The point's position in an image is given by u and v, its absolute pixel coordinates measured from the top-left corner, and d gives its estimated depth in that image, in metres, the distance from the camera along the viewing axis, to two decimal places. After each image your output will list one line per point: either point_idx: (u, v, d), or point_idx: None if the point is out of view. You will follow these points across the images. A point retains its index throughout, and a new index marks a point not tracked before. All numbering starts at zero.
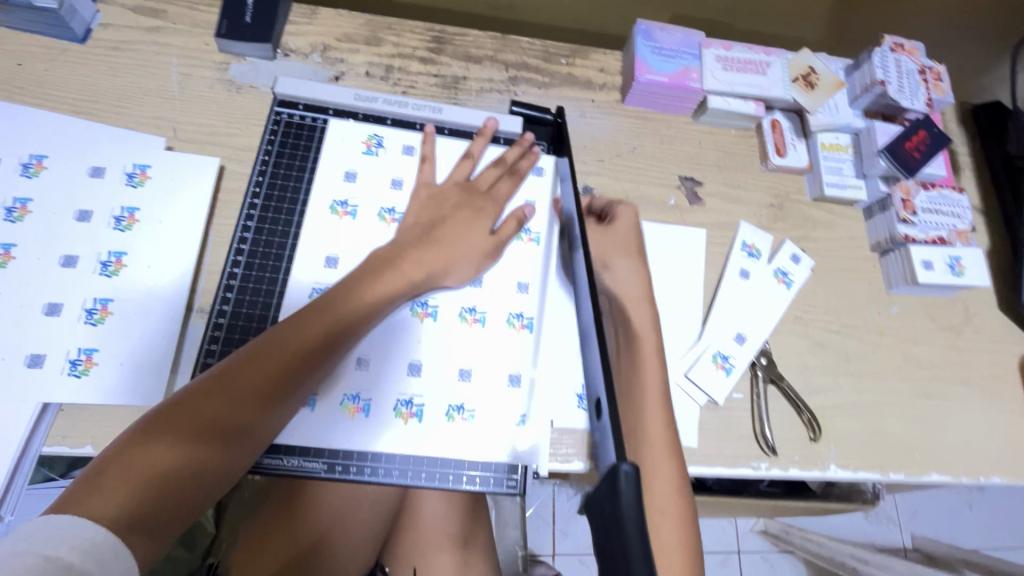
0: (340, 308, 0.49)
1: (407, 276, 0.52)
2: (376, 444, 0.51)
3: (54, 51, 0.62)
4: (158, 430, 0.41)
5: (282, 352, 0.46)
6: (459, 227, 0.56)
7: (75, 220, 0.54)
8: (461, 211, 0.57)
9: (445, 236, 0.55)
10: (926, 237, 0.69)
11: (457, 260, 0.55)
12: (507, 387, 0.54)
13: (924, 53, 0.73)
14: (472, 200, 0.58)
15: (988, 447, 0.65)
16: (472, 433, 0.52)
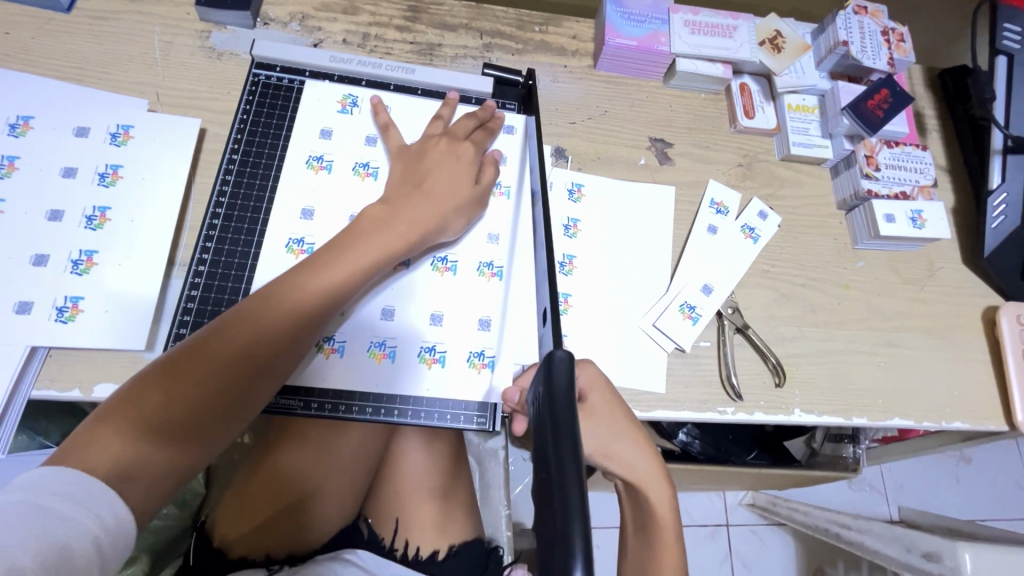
0: (316, 277, 0.50)
1: (382, 240, 0.53)
2: (352, 382, 0.54)
3: (41, 20, 0.64)
4: (136, 402, 0.42)
5: (258, 323, 0.47)
6: (433, 190, 0.57)
7: (61, 177, 0.56)
8: (436, 172, 0.58)
9: (418, 198, 0.56)
10: (888, 192, 0.71)
11: (432, 223, 0.56)
12: (477, 329, 0.57)
13: (887, 16, 0.75)
14: (446, 160, 0.59)
15: (948, 393, 0.67)
16: (444, 373, 0.55)
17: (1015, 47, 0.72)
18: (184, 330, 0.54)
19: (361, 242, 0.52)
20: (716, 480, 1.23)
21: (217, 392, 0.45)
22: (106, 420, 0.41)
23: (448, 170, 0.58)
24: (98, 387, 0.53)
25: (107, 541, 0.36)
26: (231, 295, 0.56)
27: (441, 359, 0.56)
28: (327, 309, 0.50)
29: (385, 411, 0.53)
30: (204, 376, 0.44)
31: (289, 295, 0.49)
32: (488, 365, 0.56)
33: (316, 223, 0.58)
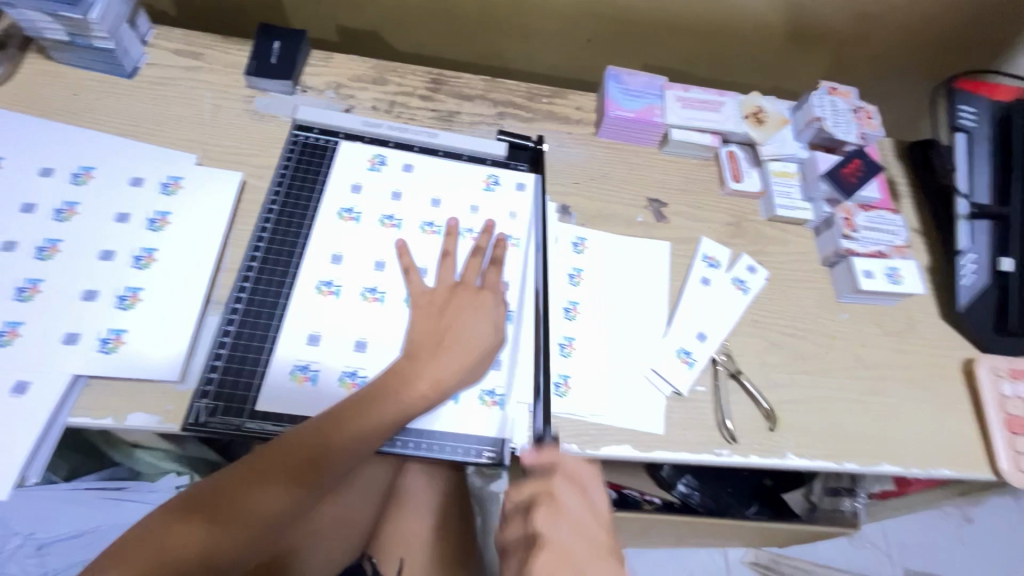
0: (360, 414, 0.54)
1: (408, 396, 0.56)
2: None
3: (107, 84, 0.73)
4: (193, 504, 0.49)
5: (294, 459, 0.52)
6: (457, 335, 0.60)
7: (115, 222, 0.62)
8: (460, 316, 0.61)
9: (444, 348, 0.59)
10: (866, 251, 0.77)
11: (449, 371, 0.58)
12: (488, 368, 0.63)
13: (856, 96, 0.85)
14: (467, 303, 0.62)
15: (933, 441, 0.71)
16: (457, 410, 0.60)
17: (971, 125, 0.81)
18: (218, 362, 0.59)
19: (393, 399, 0.55)
20: (716, 533, 1.22)
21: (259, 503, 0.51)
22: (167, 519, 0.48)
23: (472, 316, 0.61)
24: (131, 416, 0.56)
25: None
26: (264, 330, 0.60)
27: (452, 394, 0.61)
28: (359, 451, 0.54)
29: (400, 443, 0.59)
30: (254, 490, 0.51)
31: (322, 437, 0.53)
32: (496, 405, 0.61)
33: (344, 267, 0.64)
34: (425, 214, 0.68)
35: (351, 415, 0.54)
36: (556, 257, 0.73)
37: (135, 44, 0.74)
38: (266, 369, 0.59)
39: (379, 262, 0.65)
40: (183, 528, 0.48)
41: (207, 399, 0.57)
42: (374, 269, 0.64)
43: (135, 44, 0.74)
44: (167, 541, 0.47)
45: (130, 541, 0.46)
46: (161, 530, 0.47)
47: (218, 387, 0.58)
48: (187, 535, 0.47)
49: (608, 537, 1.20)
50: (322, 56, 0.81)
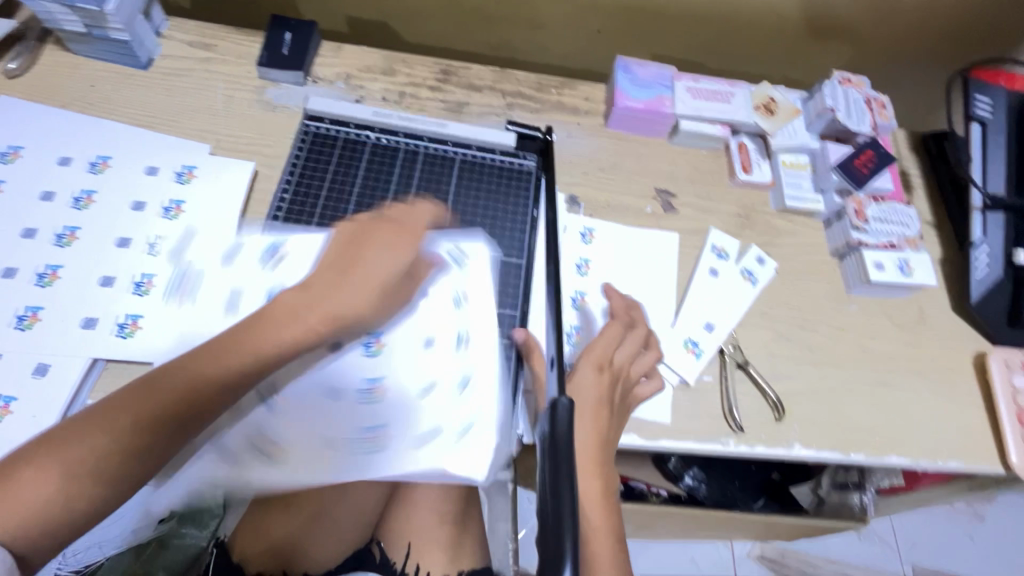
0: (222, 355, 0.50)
1: (292, 325, 0.52)
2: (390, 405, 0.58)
3: (122, 75, 0.74)
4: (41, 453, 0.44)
5: (159, 397, 0.48)
6: (348, 280, 0.55)
7: (131, 210, 0.63)
8: (367, 252, 0.56)
9: (337, 280, 0.54)
10: (877, 243, 0.76)
11: (358, 302, 0.54)
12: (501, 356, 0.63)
13: (869, 86, 0.84)
14: (382, 239, 0.57)
15: (943, 434, 0.70)
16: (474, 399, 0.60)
17: (987, 115, 0.80)
18: None
19: (262, 332, 0.52)
20: (723, 526, 1.22)
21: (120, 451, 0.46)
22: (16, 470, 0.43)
23: (381, 257, 0.56)
24: None
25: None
26: None
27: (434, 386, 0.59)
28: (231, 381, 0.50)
29: None
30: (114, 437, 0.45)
31: (193, 370, 0.49)
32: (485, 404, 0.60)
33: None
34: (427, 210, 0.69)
35: (226, 347, 0.51)
36: (564, 247, 0.73)
37: (150, 36, 0.75)
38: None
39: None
40: (33, 478, 0.43)
41: None
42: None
43: (149, 36, 0.75)
44: (24, 485, 0.42)
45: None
46: (15, 473, 0.43)
47: None
48: (45, 478, 0.43)
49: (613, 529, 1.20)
50: (333, 47, 0.82)
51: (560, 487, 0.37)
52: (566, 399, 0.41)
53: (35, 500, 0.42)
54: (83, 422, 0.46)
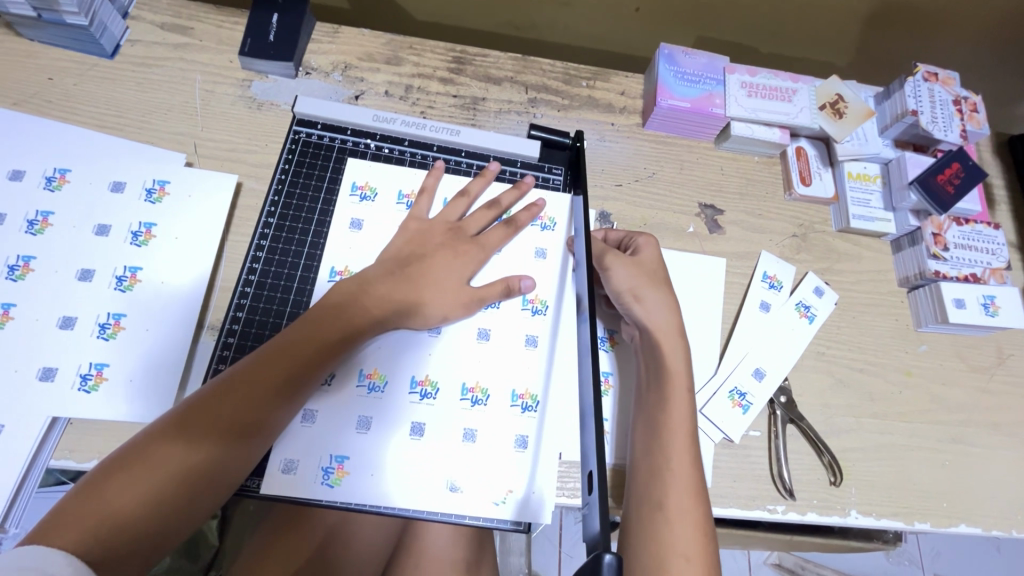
0: (340, 315, 0.50)
1: (372, 314, 0.51)
2: (385, 461, 0.50)
3: (84, 66, 0.64)
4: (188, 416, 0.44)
5: (284, 360, 0.47)
6: (422, 282, 0.54)
7: (94, 235, 0.55)
8: (437, 254, 0.56)
9: (407, 281, 0.53)
10: (957, 274, 0.66)
11: (429, 300, 0.53)
12: (515, 409, 0.53)
13: (959, 83, 0.70)
14: (453, 244, 0.56)
15: (1019, 499, 0.62)
16: (483, 460, 0.51)
17: None
18: None
19: (353, 303, 0.51)
20: (744, 541, 1.17)
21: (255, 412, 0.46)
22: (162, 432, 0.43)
23: (450, 255, 0.56)
24: None
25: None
26: None
27: (478, 400, 0.53)
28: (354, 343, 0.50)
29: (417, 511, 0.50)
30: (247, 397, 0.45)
31: (313, 333, 0.49)
32: (520, 446, 0.52)
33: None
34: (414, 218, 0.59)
35: (323, 316, 0.50)
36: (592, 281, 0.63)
37: (115, 19, 0.64)
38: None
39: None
40: (179, 442, 0.43)
41: None
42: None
43: (114, 19, 0.64)
44: (159, 453, 0.42)
45: (113, 462, 0.41)
46: (152, 440, 0.42)
47: None
48: (182, 442, 0.43)
49: None
50: (329, 30, 0.70)
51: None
52: (614, 555, 0.30)
53: (180, 467, 0.42)
54: (223, 385, 0.45)
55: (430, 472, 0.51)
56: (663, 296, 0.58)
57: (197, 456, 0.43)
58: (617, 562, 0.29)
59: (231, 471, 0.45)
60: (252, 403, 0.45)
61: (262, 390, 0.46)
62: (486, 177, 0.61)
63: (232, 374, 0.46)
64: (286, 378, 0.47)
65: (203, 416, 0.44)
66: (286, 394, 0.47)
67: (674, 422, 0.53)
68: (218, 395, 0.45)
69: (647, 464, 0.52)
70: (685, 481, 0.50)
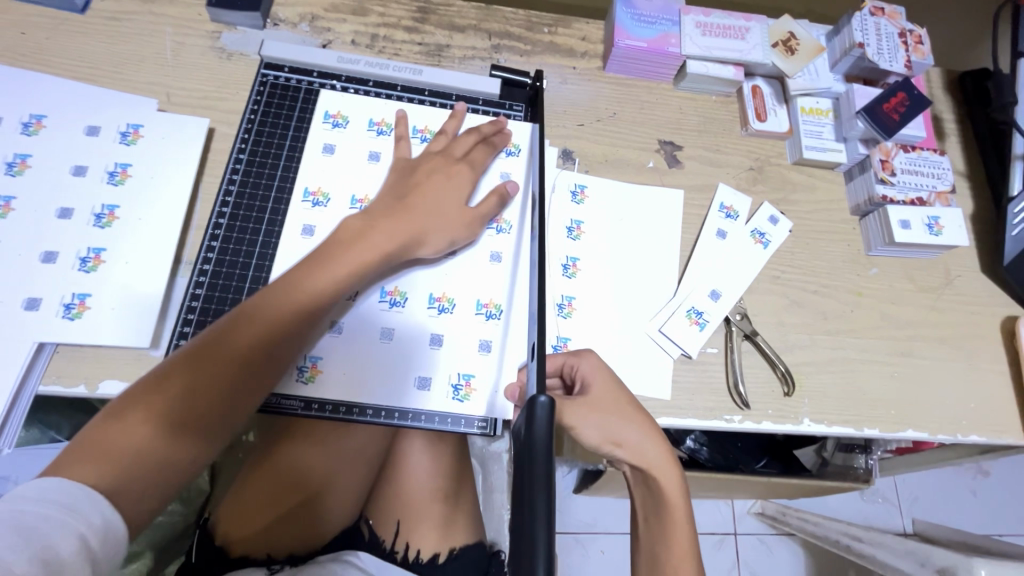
0: (301, 284, 0.49)
1: (372, 251, 0.52)
2: (358, 365, 0.54)
3: (56, 21, 0.65)
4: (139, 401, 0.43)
5: (237, 338, 0.47)
6: (421, 211, 0.56)
7: (71, 176, 0.57)
8: (432, 183, 0.58)
9: (407, 211, 0.55)
10: (904, 198, 0.69)
11: (434, 229, 0.56)
12: (480, 319, 0.57)
13: (904, 17, 0.73)
14: (444, 169, 0.59)
15: (964, 406, 0.66)
16: (450, 365, 0.55)
17: None
18: (188, 328, 0.54)
19: (321, 268, 0.50)
20: (724, 486, 1.21)
21: (208, 391, 0.45)
22: (113, 420, 0.42)
23: (445, 184, 0.58)
24: (104, 384, 0.53)
25: (96, 542, 0.36)
26: (236, 294, 0.56)
27: (445, 308, 0.57)
28: (322, 312, 0.50)
29: (385, 414, 0.53)
30: (199, 376, 0.45)
31: (271, 306, 0.48)
32: (484, 348, 0.56)
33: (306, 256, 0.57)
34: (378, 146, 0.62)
35: (288, 285, 0.49)
36: (554, 209, 0.66)
37: None
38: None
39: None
40: (130, 427, 0.42)
41: None
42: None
43: None
44: (123, 434, 0.42)
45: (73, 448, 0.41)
46: (104, 425, 0.42)
47: None
48: (146, 424, 0.42)
49: (614, 493, 1.18)
50: None
51: (533, 531, 0.32)
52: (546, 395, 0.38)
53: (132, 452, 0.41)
54: (173, 366, 0.45)
55: (401, 375, 0.54)
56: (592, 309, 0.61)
57: (163, 437, 0.43)
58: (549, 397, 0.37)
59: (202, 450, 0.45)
60: (215, 381, 0.45)
61: (215, 368, 0.45)
62: (457, 116, 0.63)
63: (183, 355, 0.45)
64: (241, 353, 0.46)
65: (154, 401, 0.43)
66: (251, 370, 0.47)
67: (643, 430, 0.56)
68: (168, 378, 0.44)
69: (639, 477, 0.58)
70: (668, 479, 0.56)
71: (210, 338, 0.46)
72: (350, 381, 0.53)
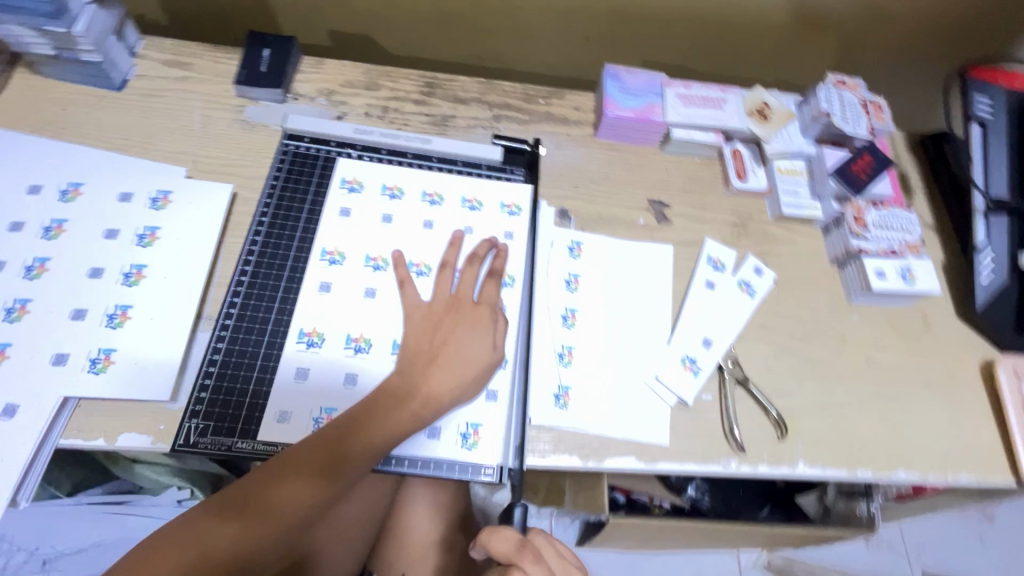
0: (380, 405, 0.55)
1: (414, 412, 0.55)
2: None
3: (95, 98, 0.72)
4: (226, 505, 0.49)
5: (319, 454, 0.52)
6: (448, 371, 0.57)
7: (103, 238, 0.61)
8: (456, 333, 0.59)
9: (435, 372, 0.57)
10: (878, 250, 0.74)
11: (462, 387, 0.57)
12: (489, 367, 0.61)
13: (865, 89, 0.81)
14: (464, 318, 0.60)
15: (952, 448, 0.68)
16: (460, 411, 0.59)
17: (987, 116, 0.77)
18: (208, 381, 0.57)
19: (385, 422, 0.54)
20: (727, 536, 1.19)
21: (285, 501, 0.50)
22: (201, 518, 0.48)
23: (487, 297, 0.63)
24: (124, 436, 0.55)
25: None
26: (255, 347, 0.59)
27: None
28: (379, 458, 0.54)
29: (395, 461, 0.57)
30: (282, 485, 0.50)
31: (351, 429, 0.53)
32: (491, 397, 0.61)
33: (322, 311, 0.61)
34: (388, 209, 0.67)
35: (358, 431, 0.53)
36: (551, 263, 0.70)
37: (123, 57, 0.73)
38: (269, 393, 0.57)
39: (369, 290, 0.62)
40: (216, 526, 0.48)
41: (197, 419, 0.56)
42: (365, 298, 0.62)
43: (123, 57, 0.73)
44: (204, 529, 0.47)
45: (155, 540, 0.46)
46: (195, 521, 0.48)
47: (208, 407, 0.56)
48: (226, 528, 0.48)
49: (616, 546, 1.16)
50: (314, 63, 0.79)
51: None
52: None
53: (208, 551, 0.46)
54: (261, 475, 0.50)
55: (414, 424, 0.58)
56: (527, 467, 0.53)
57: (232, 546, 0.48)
58: None
59: (257, 560, 0.50)
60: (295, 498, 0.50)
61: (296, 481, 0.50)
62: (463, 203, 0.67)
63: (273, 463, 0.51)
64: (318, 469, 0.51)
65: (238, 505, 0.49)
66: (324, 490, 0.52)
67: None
68: (255, 484, 0.50)
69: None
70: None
71: (288, 461, 0.51)
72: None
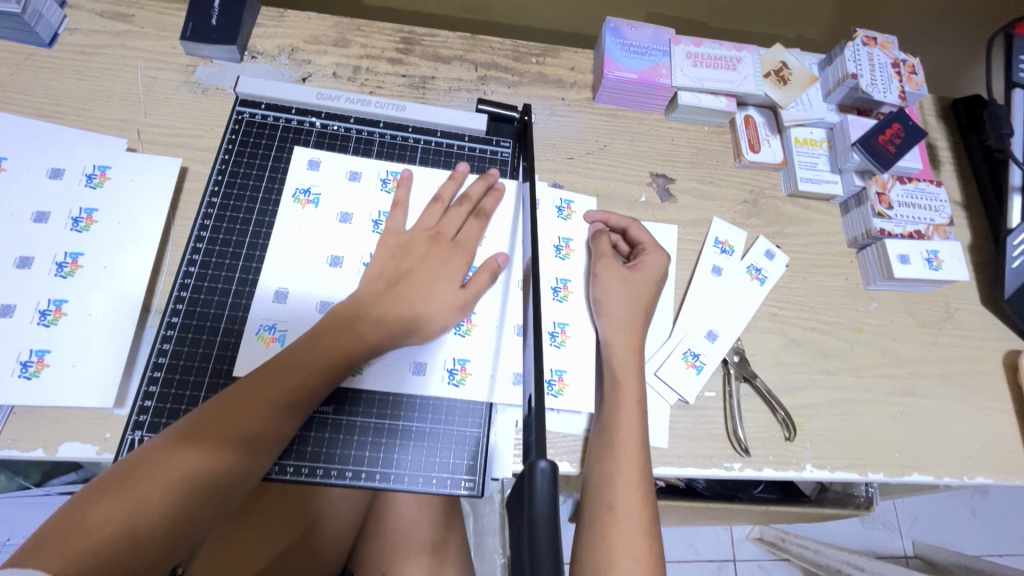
0: (311, 356, 0.48)
1: (368, 338, 0.50)
2: (347, 417, 0.52)
3: (21, 56, 0.63)
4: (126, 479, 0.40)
5: (239, 411, 0.45)
6: (411, 299, 0.52)
7: (32, 222, 0.54)
8: (423, 266, 0.55)
9: (397, 300, 0.52)
10: (902, 231, 0.67)
11: (417, 318, 0.52)
12: (477, 358, 0.55)
13: (898, 47, 0.72)
14: (437, 249, 0.56)
15: (971, 447, 0.63)
16: (461, 401, 0.54)
17: None
18: (154, 387, 0.51)
19: (335, 342, 0.49)
20: (720, 515, 1.17)
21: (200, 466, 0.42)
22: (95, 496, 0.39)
23: (440, 260, 0.55)
24: (64, 446, 0.49)
25: None
26: (207, 347, 0.52)
27: (455, 367, 0.54)
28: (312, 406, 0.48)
29: (366, 476, 0.50)
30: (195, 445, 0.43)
31: (275, 382, 0.47)
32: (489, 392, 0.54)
33: (292, 301, 0.54)
34: (357, 193, 0.59)
35: (283, 367, 0.47)
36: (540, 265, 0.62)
37: (51, 7, 0.63)
38: (235, 353, 0.52)
39: (334, 257, 0.56)
40: (115, 504, 0.39)
41: (142, 431, 0.49)
42: (283, 287, 0.55)
43: (50, 7, 0.63)
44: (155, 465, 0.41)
45: (85, 497, 0.39)
46: (86, 504, 0.39)
47: (153, 417, 0.50)
48: (129, 497, 0.39)
49: None
50: (274, 14, 0.70)
51: None
52: (549, 460, 0.30)
53: (102, 533, 0.37)
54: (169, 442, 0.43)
55: (404, 419, 0.53)
56: (622, 290, 0.58)
57: (148, 511, 0.40)
58: (552, 463, 0.30)
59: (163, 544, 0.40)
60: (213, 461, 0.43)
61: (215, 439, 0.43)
62: (456, 179, 0.61)
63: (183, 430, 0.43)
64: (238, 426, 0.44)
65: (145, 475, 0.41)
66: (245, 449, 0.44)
67: (626, 441, 0.52)
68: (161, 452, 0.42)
69: (599, 469, 0.51)
70: (633, 465, 0.51)
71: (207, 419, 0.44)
72: (331, 440, 0.51)
